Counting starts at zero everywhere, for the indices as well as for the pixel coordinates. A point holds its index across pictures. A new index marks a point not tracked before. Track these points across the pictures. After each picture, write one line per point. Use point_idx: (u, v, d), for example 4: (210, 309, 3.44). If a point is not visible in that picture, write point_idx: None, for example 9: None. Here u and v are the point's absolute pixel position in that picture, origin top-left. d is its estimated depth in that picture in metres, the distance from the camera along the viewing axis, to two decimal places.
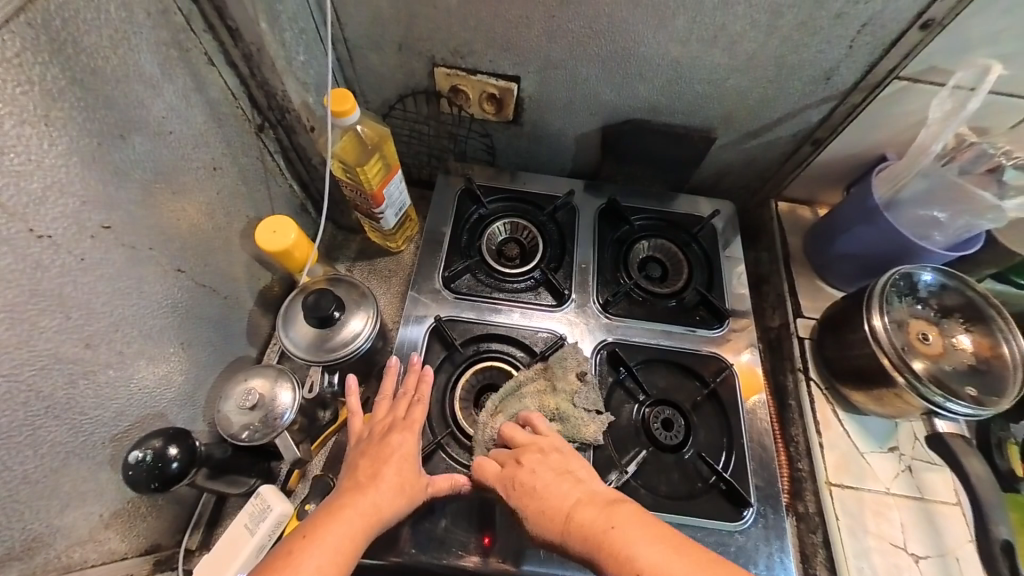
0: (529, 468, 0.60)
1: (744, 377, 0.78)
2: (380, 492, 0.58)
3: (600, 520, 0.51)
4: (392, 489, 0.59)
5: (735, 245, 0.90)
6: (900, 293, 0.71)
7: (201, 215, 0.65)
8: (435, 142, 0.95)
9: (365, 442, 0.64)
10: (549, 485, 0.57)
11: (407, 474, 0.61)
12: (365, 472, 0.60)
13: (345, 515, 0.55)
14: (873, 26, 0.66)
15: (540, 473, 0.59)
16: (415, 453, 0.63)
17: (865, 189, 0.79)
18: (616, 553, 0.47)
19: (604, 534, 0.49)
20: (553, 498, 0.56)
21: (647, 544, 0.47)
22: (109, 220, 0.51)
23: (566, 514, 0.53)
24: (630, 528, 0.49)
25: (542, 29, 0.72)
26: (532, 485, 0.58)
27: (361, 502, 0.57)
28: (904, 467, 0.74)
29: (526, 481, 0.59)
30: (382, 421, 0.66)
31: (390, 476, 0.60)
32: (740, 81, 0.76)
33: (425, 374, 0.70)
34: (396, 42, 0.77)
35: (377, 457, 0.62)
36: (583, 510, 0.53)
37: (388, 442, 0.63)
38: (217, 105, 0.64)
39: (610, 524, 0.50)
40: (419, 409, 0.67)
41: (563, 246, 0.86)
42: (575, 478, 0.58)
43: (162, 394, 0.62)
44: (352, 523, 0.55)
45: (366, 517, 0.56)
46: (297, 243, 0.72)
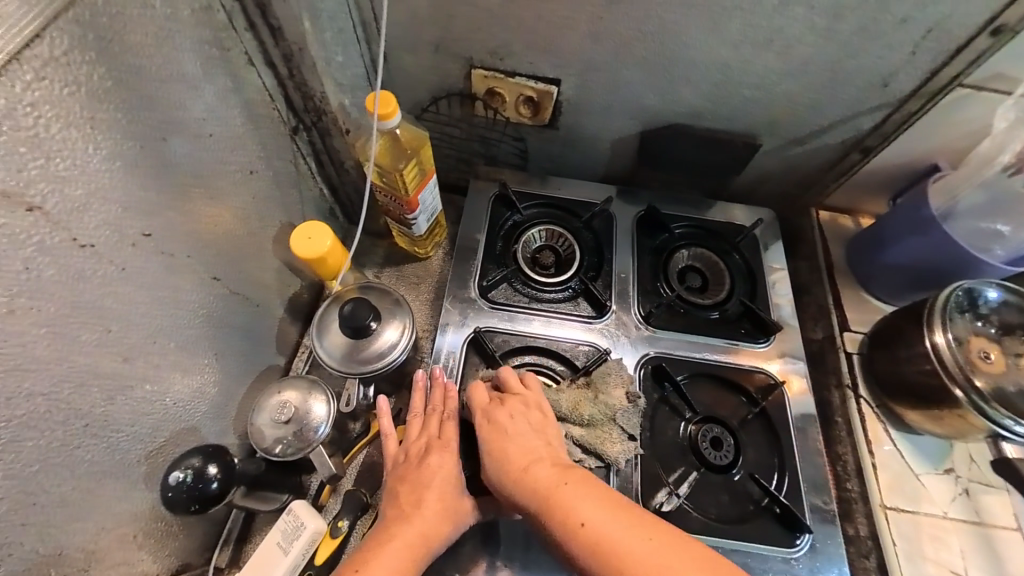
0: (498, 415, 0.61)
1: (791, 393, 0.75)
2: (425, 518, 0.56)
3: (554, 476, 0.54)
4: (436, 514, 0.57)
5: (776, 255, 0.87)
6: (961, 309, 0.68)
7: (236, 221, 0.62)
8: (466, 145, 0.92)
9: (402, 465, 0.62)
10: (519, 436, 0.59)
11: (450, 496, 0.59)
12: (407, 498, 0.58)
13: (393, 545, 0.54)
14: (939, 31, 0.63)
15: (508, 422, 0.61)
16: (456, 473, 0.60)
17: (919, 200, 0.76)
18: (566, 509, 0.50)
19: (556, 490, 0.52)
20: (514, 449, 0.58)
21: (596, 506, 0.50)
22: (149, 227, 0.49)
23: (522, 466, 0.56)
24: (584, 488, 0.52)
25: (589, 30, 0.69)
26: (499, 432, 0.60)
27: (409, 530, 0.55)
28: (960, 489, 0.71)
29: (496, 425, 0.61)
30: (417, 441, 0.64)
31: (433, 500, 0.58)
32: (791, 87, 0.73)
33: (450, 388, 0.67)
34: (434, 42, 0.74)
35: (417, 480, 0.59)
36: (541, 466, 0.55)
37: (426, 465, 0.60)
38: (254, 107, 0.61)
39: (563, 483, 0.53)
40: (452, 426, 0.64)
41: (600, 254, 0.83)
42: (541, 436, 0.60)
43: (195, 407, 0.59)
44: (401, 553, 0.53)
45: (414, 545, 0.54)
46: (332, 250, 0.70)
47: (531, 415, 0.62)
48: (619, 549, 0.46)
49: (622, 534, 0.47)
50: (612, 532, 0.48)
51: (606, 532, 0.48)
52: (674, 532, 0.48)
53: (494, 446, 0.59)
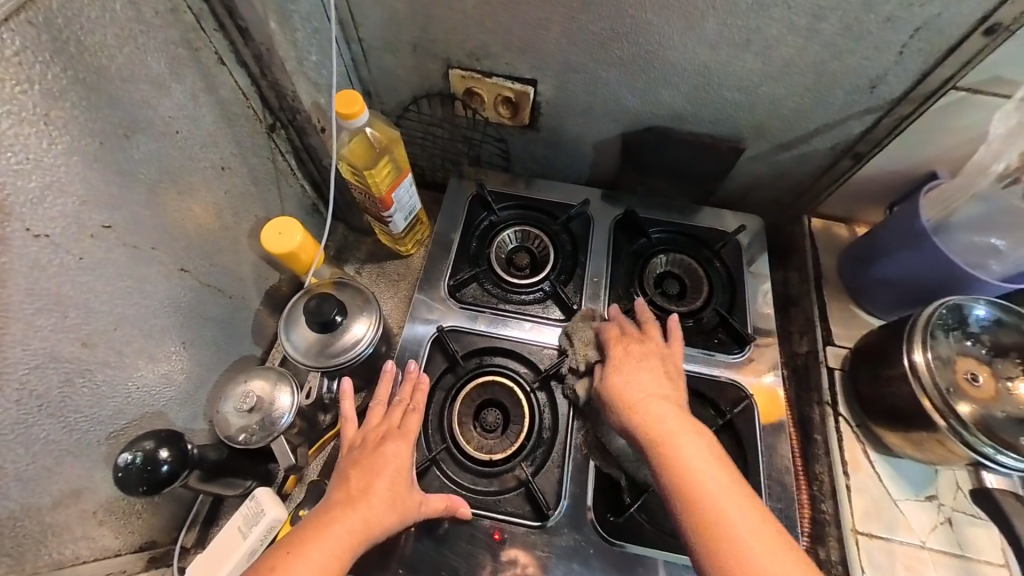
0: (633, 353, 0.66)
1: (764, 405, 0.73)
2: (371, 507, 0.56)
3: (678, 427, 0.56)
4: (383, 504, 0.57)
5: (761, 262, 0.84)
6: (948, 328, 0.64)
7: (207, 214, 0.65)
8: (449, 145, 0.92)
9: (358, 449, 0.62)
10: (651, 378, 0.62)
11: (400, 489, 0.59)
12: (357, 484, 0.58)
13: (335, 530, 0.53)
14: (928, 31, 0.59)
15: (645, 367, 0.64)
16: (408, 465, 0.61)
17: (909, 210, 0.72)
18: (665, 442, 0.55)
19: (675, 437, 0.55)
20: (647, 386, 0.61)
21: (681, 427, 0.56)
22: (110, 219, 0.51)
23: (646, 402, 0.59)
24: (703, 454, 0.53)
25: (561, 30, 0.68)
26: (632, 368, 0.64)
27: (351, 517, 0.55)
28: (942, 519, 0.66)
29: (637, 365, 0.64)
30: (376, 428, 0.64)
31: (382, 490, 0.58)
32: (773, 89, 0.70)
33: (420, 382, 0.68)
34: (411, 42, 0.75)
35: (371, 467, 0.59)
36: (666, 411, 0.58)
37: (381, 453, 0.60)
38: (226, 103, 0.63)
39: (687, 436, 0.55)
40: (414, 418, 0.65)
41: (575, 258, 0.82)
42: (671, 382, 0.63)
43: (162, 392, 0.62)
44: (342, 538, 0.53)
45: (356, 531, 0.54)
46: (303, 245, 0.71)
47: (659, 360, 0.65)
48: (725, 518, 0.48)
49: (733, 514, 0.49)
50: (725, 508, 0.49)
51: (728, 520, 0.48)
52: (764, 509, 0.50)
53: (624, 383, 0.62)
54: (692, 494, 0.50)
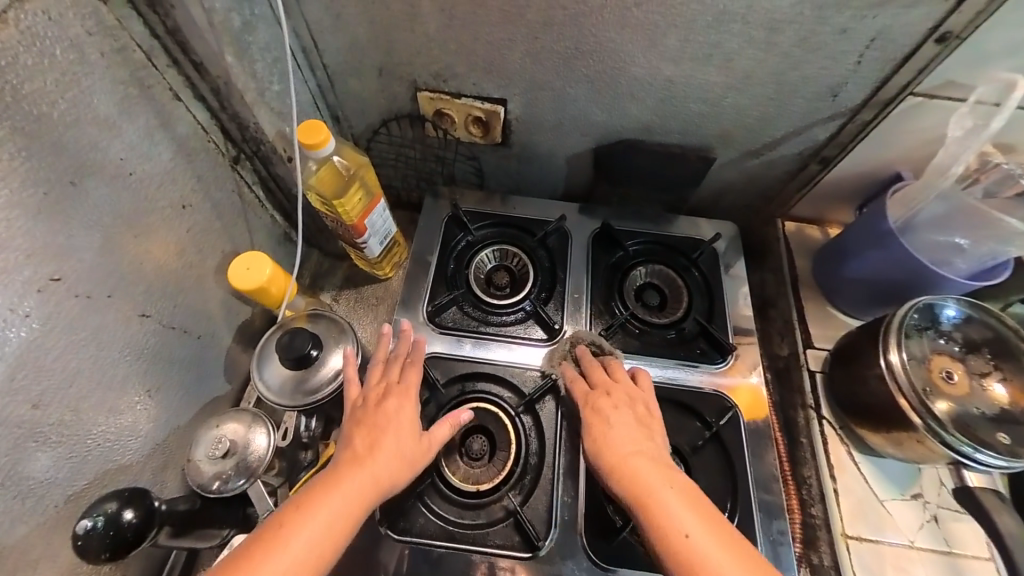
0: (606, 406, 0.63)
1: (749, 402, 0.74)
2: (380, 464, 0.57)
3: (659, 487, 0.53)
4: (393, 459, 0.58)
5: (739, 266, 0.85)
6: (920, 327, 0.66)
7: (169, 255, 0.62)
8: (422, 165, 0.91)
9: (360, 410, 0.62)
10: (624, 429, 0.60)
11: (408, 442, 0.60)
12: (363, 443, 0.58)
13: (342, 490, 0.54)
14: (883, 41, 0.60)
15: (619, 418, 0.62)
16: (412, 421, 0.61)
17: (877, 211, 0.73)
18: (650, 502, 0.52)
19: (655, 491, 0.53)
20: (619, 441, 0.59)
21: (660, 480, 0.54)
22: (59, 271, 0.49)
23: (623, 457, 0.57)
24: (688, 516, 0.51)
25: (525, 50, 0.68)
26: (603, 420, 0.62)
27: (361, 474, 0.55)
28: (928, 516, 0.67)
29: (606, 418, 0.62)
30: (375, 387, 0.64)
31: (388, 445, 0.58)
32: (736, 100, 0.71)
33: (418, 342, 0.70)
34: (376, 67, 0.74)
35: (376, 426, 0.59)
36: (642, 464, 0.56)
37: (383, 409, 0.61)
38: (184, 140, 0.61)
39: (668, 491, 0.53)
40: (413, 374, 0.66)
41: (554, 274, 0.82)
42: (648, 435, 0.60)
43: (125, 446, 0.58)
44: (351, 495, 0.54)
45: (365, 491, 0.55)
46: (272, 278, 0.69)
47: (639, 408, 0.63)
48: None
49: None
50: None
51: None
52: (747, 544, 0.49)
53: (598, 434, 0.61)
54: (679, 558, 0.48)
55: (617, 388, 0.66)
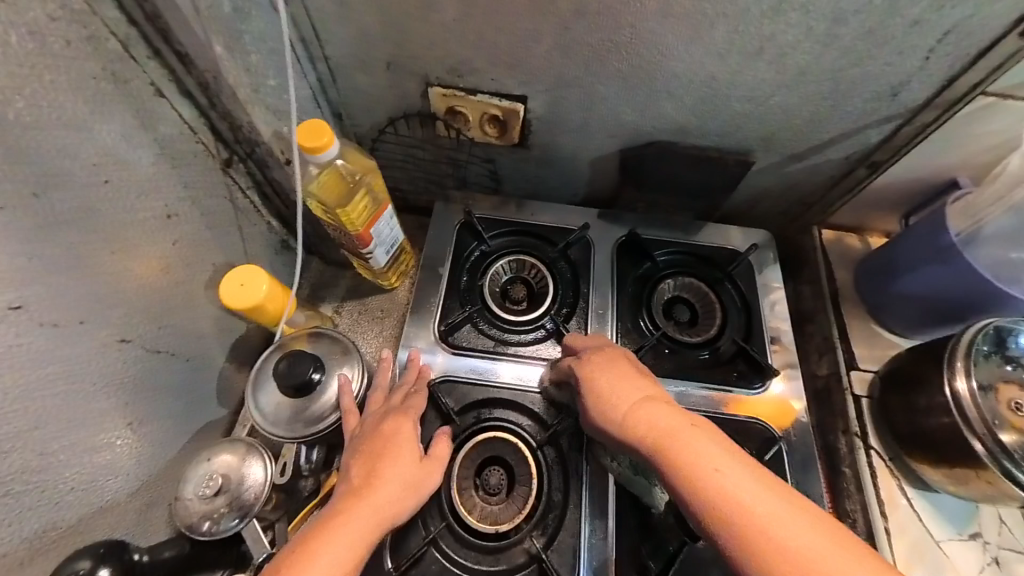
0: (601, 362, 0.57)
1: (776, 411, 0.69)
2: (385, 488, 0.51)
3: (675, 424, 0.47)
4: (398, 483, 0.52)
5: (772, 273, 0.79)
6: (987, 351, 0.60)
7: (153, 272, 0.55)
8: (432, 167, 0.84)
9: (359, 438, 0.56)
10: (624, 380, 0.54)
11: (412, 464, 0.54)
12: (365, 469, 0.52)
13: (347, 520, 0.48)
14: (959, 33, 0.54)
15: (616, 372, 0.55)
16: (416, 443, 0.56)
17: (934, 224, 0.67)
18: (668, 442, 0.46)
19: (673, 432, 0.46)
20: (622, 391, 0.52)
21: (673, 420, 0.48)
22: (22, 297, 0.42)
23: (631, 406, 0.50)
24: (714, 449, 0.44)
25: (552, 42, 0.61)
26: (601, 377, 0.55)
27: (365, 501, 0.49)
28: (989, 558, 0.62)
29: (603, 374, 0.55)
30: (375, 413, 0.60)
31: (392, 468, 0.53)
32: (783, 99, 0.64)
33: (425, 368, 0.66)
34: (384, 60, 0.67)
35: (379, 450, 0.54)
36: (653, 408, 0.49)
37: (383, 431, 0.56)
38: (167, 141, 0.55)
39: (685, 428, 0.46)
40: (417, 397, 0.62)
41: (577, 288, 0.75)
42: (648, 380, 0.54)
43: (103, 486, 0.52)
44: (357, 525, 0.48)
45: (370, 522, 0.48)
46: (270, 295, 0.62)
47: (633, 363, 0.57)
48: (768, 533, 0.40)
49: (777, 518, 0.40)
50: (761, 510, 0.41)
51: (763, 520, 0.40)
52: (786, 484, 0.43)
53: (599, 391, 0.54)
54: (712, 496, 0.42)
55: (607, 350, 0.60)
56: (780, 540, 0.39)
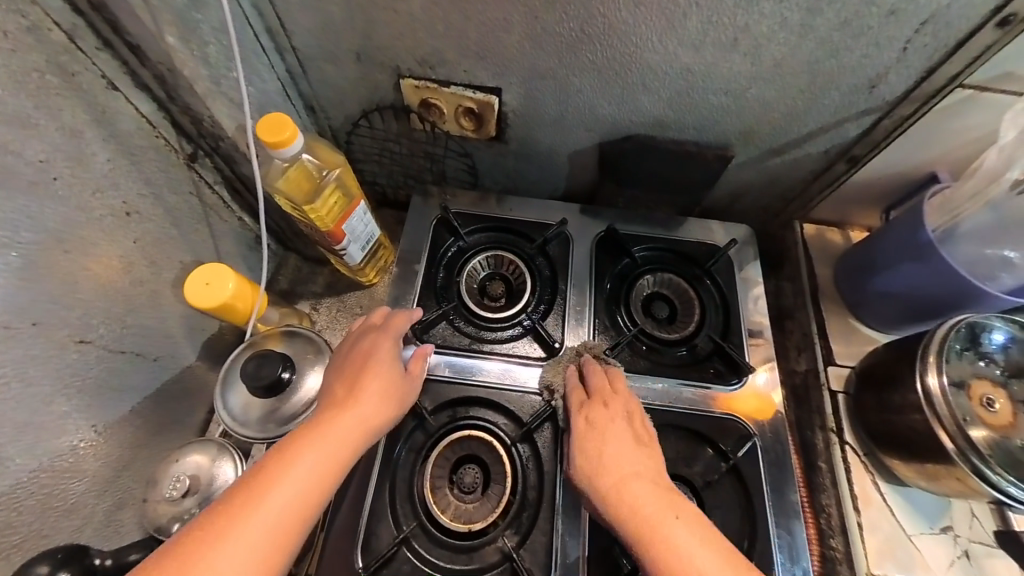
0: (602, 422, 0.57)
1: (757, 405, 0.69)
2: (365, 404, 0.54)
3: (664, 515, 0.48)
4: (377, 399, 0.56)
5: (752, 268, 0.78)
6: (961, 348, 0.59)
7: (114, 271, 0.54)
8: (409, 162, 0.83)
9: (343, 358, 0.59)
10: (622, 448, 0.54)
11: (390, 381, 0.57)
12: (346, 388, 0.56)
13: (329, 432, 0.51)
14: (935, 23, 0.53)
15: (615, 437, 0.55)
16: (395, 358, 0.59)
17: (914, 219, 0.66)
18: (654, 533, 0.47)
19: (659, 523, 0.48)
20: (618, 460, 0.53)
21: (662, 507, 0.49)
22: None
23: (623, 482, 0.51)
24: (697, 544, 0.46)
25: (523, 33, 0.59)
26: (600, 441, 0.55)
27: (347, 416, 0.53)
28: (960, 552, 0.62)
29: (602, 437, 0.56)
30: (356, 336, 0.62)
31: (372, 386, 0.56)
32: (760, 92, 0.63)
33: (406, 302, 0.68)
34: (353, 51, 0.65)
35: (359, 371, 0.57)
36: (644, 490, 0.50)
37: (364, 352, 0.59)
38: (123, 135, 0.53)
39: (674, 521, 0.48)
40: (398, 319, 0.64)
41: (555, 284, 0.74)
42: (647, 453, 0.55)
43: (66, 488, 0.51)
44: (338, 437, 0.51)
45: (352, 431, 0.52)
46: (237, 293, 0.61)
47: (636, 424, 0.58)
48: None
49: None
50: None
51: None
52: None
53: (594, 460, 0.54)
54: None
55: (612, 399, 0.59)
56: None
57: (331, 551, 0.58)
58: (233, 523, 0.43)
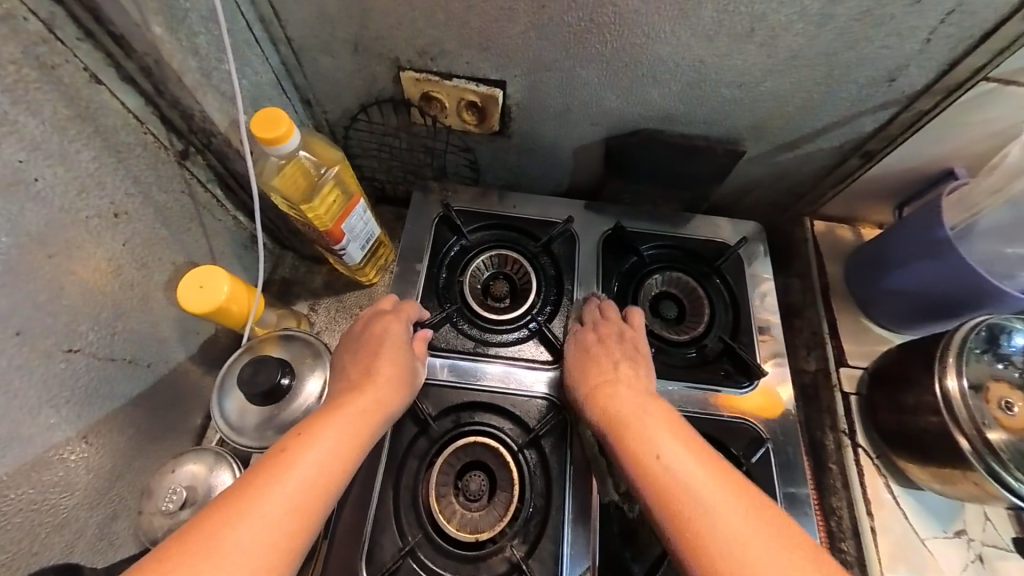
0: (592, 346, 0.62)
1: (764, 400, 0.68)
2: (378, 385, 0.55)
3: (643, 416, 0.52)
4: (388, 381, 0.56)
5: (761, 264, 0.77)
6: (978, 349, 0.58)
7: (102, 275, 0.52)
8: (409, 157, 0.80)
9: (352, 343, 0.60)
10: (609, 366, 0.59)
11: (400, 363, 0.58)
12: (358, 372, 0.56)
13: (344, 413, 0.51)
14: (960, 13, 0.50)
15: (604, 358, 0.60)
16: (405, 341, 0.60)
17: (929, 217, 0.64)
18: (631, 431, 0.51)
19: (639, 424, 0.51)
20: (606, 376, 0.58)
21: (644, 413, 0.52)
22: None
23: (608, 392, 0.56)
24: (674, 441, 0.49)
25: (529, 23, 0.56)
26: (590, 361, 0.61)
27: (361, 397, 0.53)
28: (973, 555, 0.62)
29: (593, 357, 0.61)
30: (362, 322, 0.62)
31: (382, 368, 0.57)
32: (775, 84, 0.60)
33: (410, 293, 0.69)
34: (350, 41, 0.62)
35: (370, 355, 0.58)
36: (626, 400, 0.54)
37: (373, 336, 0.60)
38: (109, 132, 0.50)
39: (653, 422, 0.51)
40: (405, 305, 0.64)
41: (560, 284, 0.72)
42: (635, 372, 0.59)
43: (56, 503, 0.49)
44: (352, 417, 0.51)
45: (366, 411, 0.53)
46: (233, 295, 0.59)
47: (629, 349, 0.62)
48: (709, 531, 0.43)
49: (719, 508, 0.43)
50: (707, 498, 0.44)
51: (705, 507, 0.44)
52: (746, 482, 0.46)
53: (585, 374, 0.60)
54: (660, 486, 0.46)
55: (603, 325, 0.64)
56: (720, 532, 0.42)
57: (335, 563, 0.56)
58: (253, 502, 0.42)
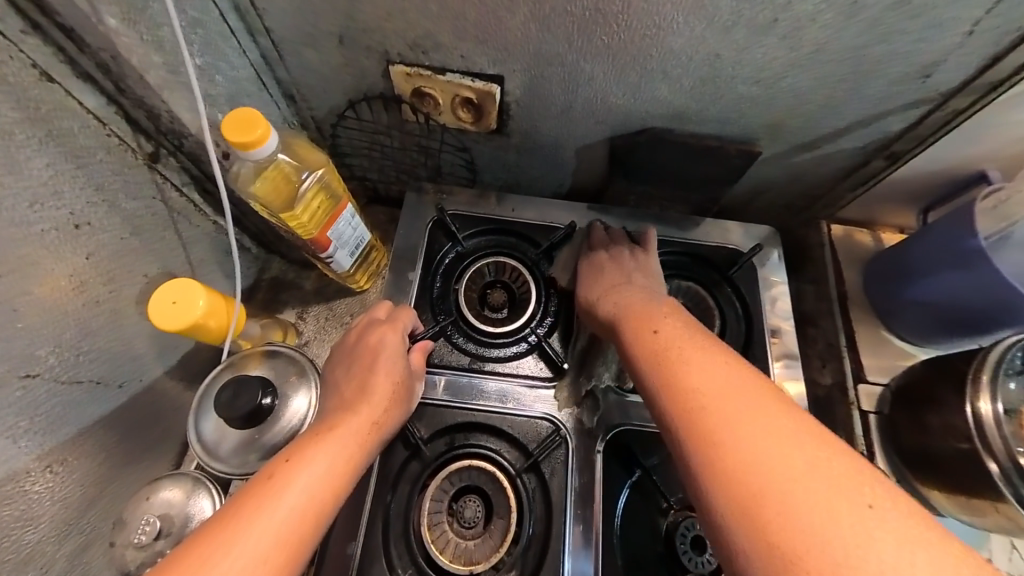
0: (600, 259, 0.64)
1: None
2: (373, 402, 0.51)
3: (645, 307, 0.53)
4: (384, 397, 0.52)
5: (773, 265, 0.72)
6: (1014, 371, 0.53)
7: (64, 292, 0.47)
8: (401, 156, 0.75)
9: (345, 355, 0.56)
10: (616, 275, 0.60)
11: (396, 378, 0.54)
12: (353, 388, 0.52)
13: (337, 432, 0.47)
14: (1010, 3, 0.45)
15: (611, 267, 0.62)
16: (402, 354, 0.56)
17: (963, 225, 0.59)
18: (632, 317, 0.52)
19: (639, 313, 0.52)
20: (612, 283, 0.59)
21: (645, 307, 0.53)
22: None
23: (613, 295, 0.57)
24: (673, 325, 0.49)
25: (529, 13, 0.51)
26: (597, 271, 0.62)
27: (355, 415, 0.49)
28: None
29: (601, 268, 0.62)
30: (356, 330, 0.58)
31: (378, 383, 0.53)
32: (797, 81, 0.55)
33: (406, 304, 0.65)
34: (333, 33, 0.56)
35: (365, 369, 0.54)
36: (629, 297, 0.55)
37: (368, 347, 0.55)
38: (66, 136, 0.45)
39: (655, 310, 0.52)
40: (403, 313, 0.60)
41: (561, 295, 0.68)
42: (641, 280, 0.59)
43: (19, 538, 0.46)
44: (346, 437, 0.47)
45: (362, 430, 0.48)
46: (209, 310, 0.55)
47: (637, 263, 0.62)
48: (702, 396, 0.41)
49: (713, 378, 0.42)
50: (701, 368, 0.43)
51: (697, 377, 0.43)
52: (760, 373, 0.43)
53: (592, 283, 0.61)
54: (656, 360, 0.46)
55: (612, 244, 0.65)
56: (712, 397, 0.41)
57: None
58: (234, 532, 0.38)
